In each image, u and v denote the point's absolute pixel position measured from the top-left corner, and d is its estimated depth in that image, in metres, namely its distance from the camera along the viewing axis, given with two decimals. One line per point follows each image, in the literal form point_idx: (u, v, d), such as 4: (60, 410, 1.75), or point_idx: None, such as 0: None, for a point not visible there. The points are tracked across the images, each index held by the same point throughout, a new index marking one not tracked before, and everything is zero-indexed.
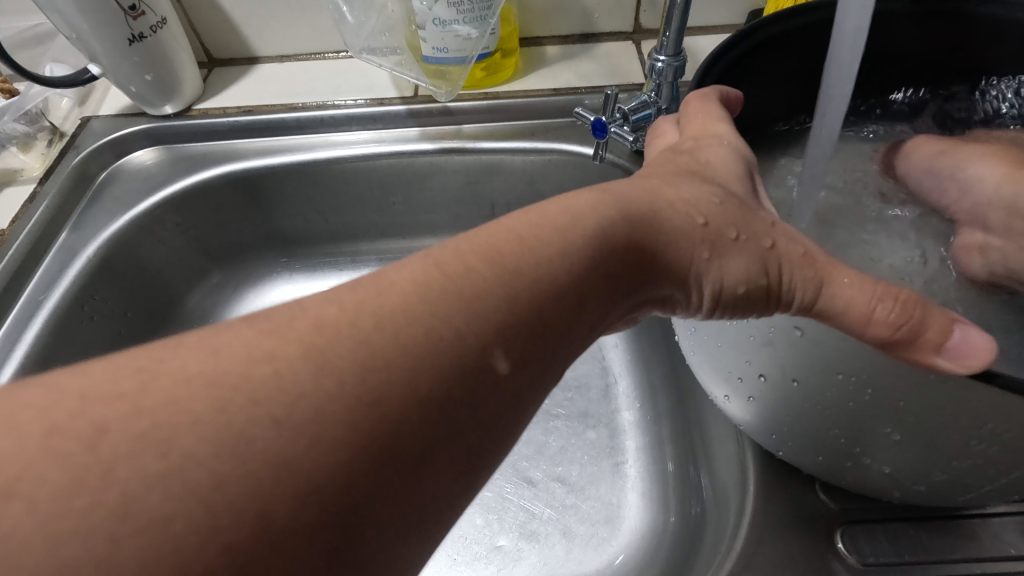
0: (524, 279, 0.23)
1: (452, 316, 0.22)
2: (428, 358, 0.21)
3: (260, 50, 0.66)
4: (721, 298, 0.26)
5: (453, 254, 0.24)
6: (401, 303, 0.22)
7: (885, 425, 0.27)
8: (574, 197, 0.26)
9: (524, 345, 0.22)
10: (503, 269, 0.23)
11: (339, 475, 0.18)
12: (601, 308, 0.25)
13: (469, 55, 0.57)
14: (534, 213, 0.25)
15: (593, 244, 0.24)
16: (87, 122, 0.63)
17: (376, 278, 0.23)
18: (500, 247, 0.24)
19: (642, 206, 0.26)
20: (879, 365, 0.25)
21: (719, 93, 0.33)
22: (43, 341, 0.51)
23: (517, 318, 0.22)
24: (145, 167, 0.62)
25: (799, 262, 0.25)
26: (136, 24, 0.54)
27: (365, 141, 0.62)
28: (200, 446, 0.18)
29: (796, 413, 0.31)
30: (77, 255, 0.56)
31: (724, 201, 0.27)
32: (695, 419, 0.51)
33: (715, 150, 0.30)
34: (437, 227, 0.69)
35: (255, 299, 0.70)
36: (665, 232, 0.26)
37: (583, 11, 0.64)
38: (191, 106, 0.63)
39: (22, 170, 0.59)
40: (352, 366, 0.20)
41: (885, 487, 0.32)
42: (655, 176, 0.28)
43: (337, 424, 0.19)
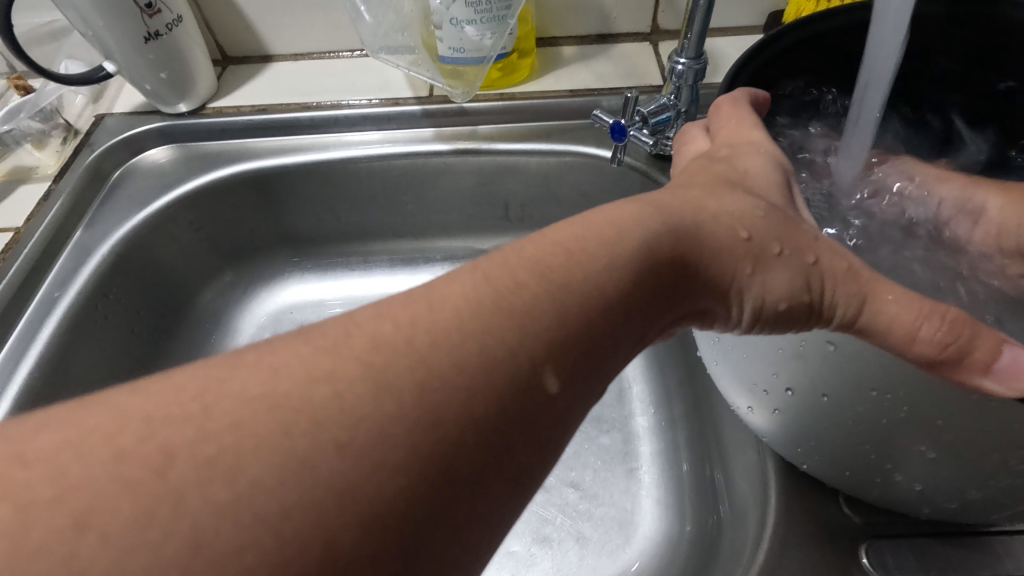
0: (574, 295, 0.22)
1: (505, 333, 0.21)
2: (483, 377, 0.20)
3: (274, 48, 0.66)
4: (762, 315, 0.26)
5: (500, 267, 0.23)
6: (453, 319, 0.21)
7: (919, 443, 0.26)
8: (618, 208, 0.25)
9: (576, 364, 0.22)
10: (554, 284, 0.23)
11: (401, 498, 0.18)
12: (645, 326, 0.24)
13: (486, 55, 0.56)
14: (581, 225, 0.25)
15: (641, 258, 0.24)
16: (101, 120, 0.62)
17: (427, 291, 0.22)
18: (550, 260, 0.23)
19: (689, 220, 0.25)
20: (917, 384, 0.24)
21: (749, 98, 0.32)
22: (59, 340, 0.51)
23: (568, 336, 0.22)
24: (159, 165, 0.62)
25: (841, 278, 0.25)
26: (153, 22, 0.54)
27: (379, 141, 0.62)
28: (241, 461, 0.17)
29: (824, 426, 0.30)
30: (91, 255, 0.55)
31: (768, 214, 0.26)
32: (711, 426, 0.50)
33: (752, 159, 0.29)
34: (450, 228, 0.68)
35: (267, 298, 0.69)
36: (708, 246, 0.25)
37: (600, 11, 0.63)
38: (205, 104, 0.63)
39: (37, 168, 0.59)
40: (398, 384, 0.19)
41: (915, 503, 0.31)
42: (695, 186, 0.28)
43: (394, 445, 0.18)
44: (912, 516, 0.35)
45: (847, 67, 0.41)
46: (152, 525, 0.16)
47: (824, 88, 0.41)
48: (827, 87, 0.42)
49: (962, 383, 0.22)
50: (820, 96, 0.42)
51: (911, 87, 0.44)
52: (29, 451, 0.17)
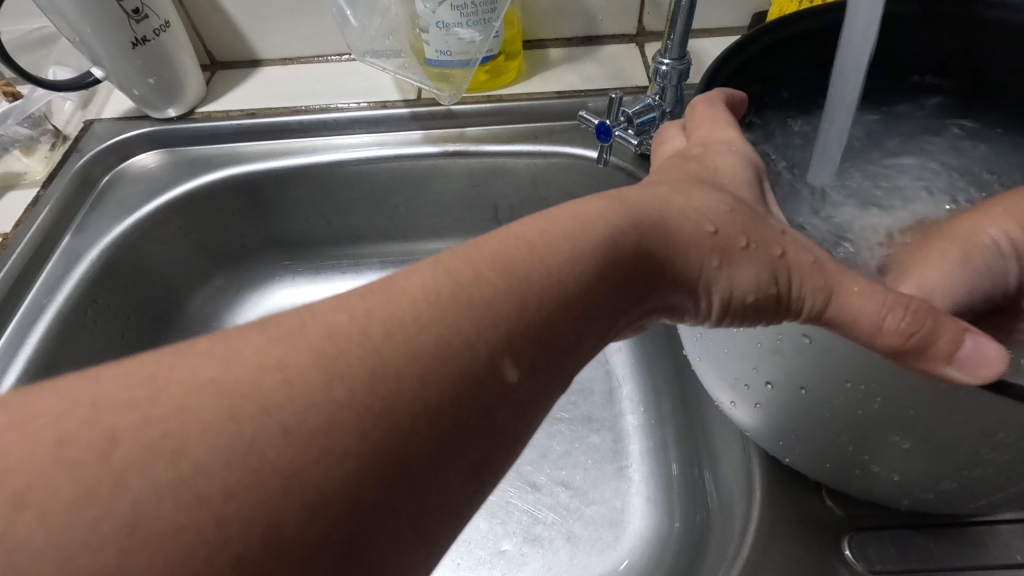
0: (533, 287, 0.23)
1: (463, 324, 0.21)
2: (438, 367, 0.20)
3: (263, 52, 0.66)
4: (731, 306, 0.26)
5: (462, 261, 0.23)
6: (411, 311, 0.21)
7: (894, 434, 0.27)
8: (584, 204, 0.26)
9: (534, 356, 0.22)
10: (514, 277, 0.23)
11: (350, 484, 0.18)
12: (608, 317, 0.25)
13: (472, 57, 0.57)
14: (544, 220, 0.25)
15: (601, 250, 0.24)
16: (90, 125, 0.63)
17: (390, 284, 0.23)
18: (511, 254, 0.24)
19: (651, 213, 0.26)
20: (889, 375, 0.25)
21: (723, 96, 0.33)
22: (47, 345, 0.51)
23: (525, 327, 0.22)
24: (148, 170, 0.62)
25: (808, 271, 0.25)
26: (140, 27, 0.54)
27: (368, 144, 0.62)
28: (193, 448, 0.17)
29: (803, 418, 0.31)
30: (80, 259, 0.56)
31: (733, 209, 0.27)
32: (700, 424, 0.50)
33: (722, 157, 0.30)
34: (440, 230, 0.69)
35: (258, 302, 0.69)
36: (672, 239, 0.26)
37: (586, 14, 0.64)
38: (194, 109, 0.63)
39: (26, 174, 0.59)
40: (353, 372, 0.20)
41: (894, 494, 0.31)
42: (664, 182, 0.28)
43: (344, 431, 0.19)
44: (894, 509, 0.36)
45: (826, 66, 0.41)
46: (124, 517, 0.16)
47: (802, 86, 0.42)
48: (805, 86, 0.42)
49: (927, 371, 0.23)
50: (798, 94, 0.42)
51: (889, 85, 0.44)
52: (3, 445, 0.17)
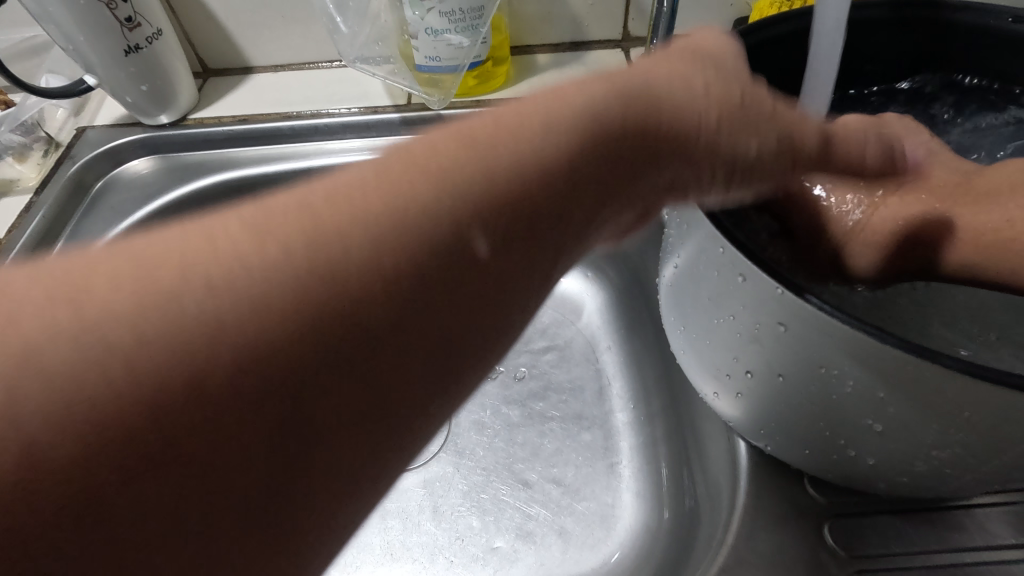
0: (508, 163, 0.23)
1: (436, 197, 0.22)
2: (412, 233, 0.21)
3: (254, 59, 0.67)
4: (739, 164, 0.28)
5: (436, 141, 0.24)
6: (381, 183, 0.22)
7: (866, 416, 0.28)
8: (564, 86, 0.26)
9: (510, 231, 0.23)
10: (489, 155, 0.23)
11: (315, 336, 0.19)
12: (586, 206, 0.25)
13: (461, 63, 0.58)
14: (521, 105, 0.25)
15: (580, 135, 0.25)
16: (82, 132, 0.63)
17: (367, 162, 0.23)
18: (486, 133, 0.24)
19: (638, 100, 0.26)
20: (860, 360, 0.26)
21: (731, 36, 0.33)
22: None
23: (502, 203, 0.23)
24: (141, 176, 0.63)
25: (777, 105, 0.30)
26: (132, 35, 0.55)
27: (359, 149, 0.63)
28: (181, 290, 0.18)
29: (783, 405, 0.32)
30: None
31: (724, 76, 0.29)
32: (688, 419, 0.51)
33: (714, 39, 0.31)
34: None
35: None
36: (667, 97, 0.27)
37: (572, 20, 0.65)
38: (186, 115, 0.64)
39: (18, 180, 0.60)
40: (328, 232, 0.20)
41: (871, 479, 0.32)
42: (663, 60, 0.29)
43: (313, 285, 0.19)
44: (873, 495, 0.37)
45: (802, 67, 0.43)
46: (99, 342, 0.17)
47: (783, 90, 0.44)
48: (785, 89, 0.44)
49: (887, 353, 0.24)
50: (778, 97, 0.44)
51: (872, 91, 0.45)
52: None
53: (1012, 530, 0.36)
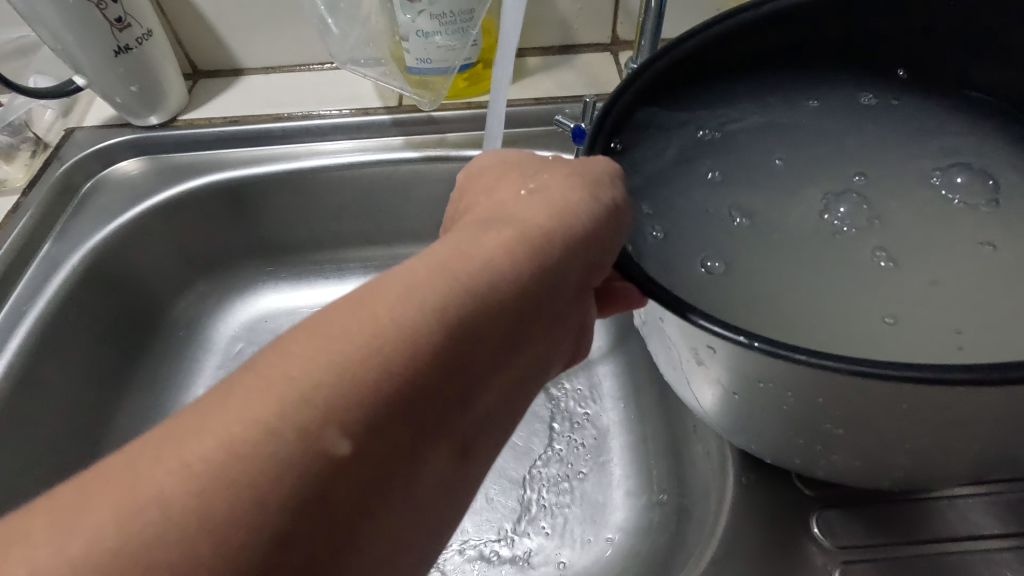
0: (382, 350, 0.23)
1: (384, 353, 0.23)
2: (308, 439, 0.22)
3: (245, 61, 0.68)
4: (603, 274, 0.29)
5: (307, 340, 0.24)
6: (367, 325, 0.24)
7: (824, 423, 0.29)
8: (467, 234, 0.28)
9: (438, 379, 0.24)
10: (343, 354, 0.23)
11: (275, 539, 0.21)
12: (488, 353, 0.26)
13: (451, 65, 0.58)
14: (457, 248, 0.27)
15: (500, 275, 0.26)
16: (71, 133, 0.63)
17: (280, 350, 0.24)
18: (375, 307, 0.24)
19: (502, 217, 0.29)
20: (772, 373, 0.27)
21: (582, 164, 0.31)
22: (27, 352, 0.52)
23: (431, 364, 0.24)
24: (130, 177, 0.63)
25: (615, 216, 0.30)
26: (123, 36, 0.55)
27: (350, 150, 0.63)
28: (231, 492, 0.21)
29: (756, 420, 0.33)
30: (61, 266, 0.56)
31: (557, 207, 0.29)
32: (678, 417, 0.52)
33: (544, 189, 0.30)
34: (421, 233, 0.70)
35: (243, 307, 0.70)
36: (536, 230, 0.28)
37: (562, 23, 0.66)
38: (176, 116, 0.64)
39: (6, 181, 0.59)
40: (246, 450, 0.21)
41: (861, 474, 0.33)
42: (493, 213, 0.30)
43: (235, 511, 0.20)
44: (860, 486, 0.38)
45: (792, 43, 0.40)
46: None
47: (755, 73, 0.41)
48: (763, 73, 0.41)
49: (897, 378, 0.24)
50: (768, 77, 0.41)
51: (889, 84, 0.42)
52: None
53: (994, 523, 0.36)
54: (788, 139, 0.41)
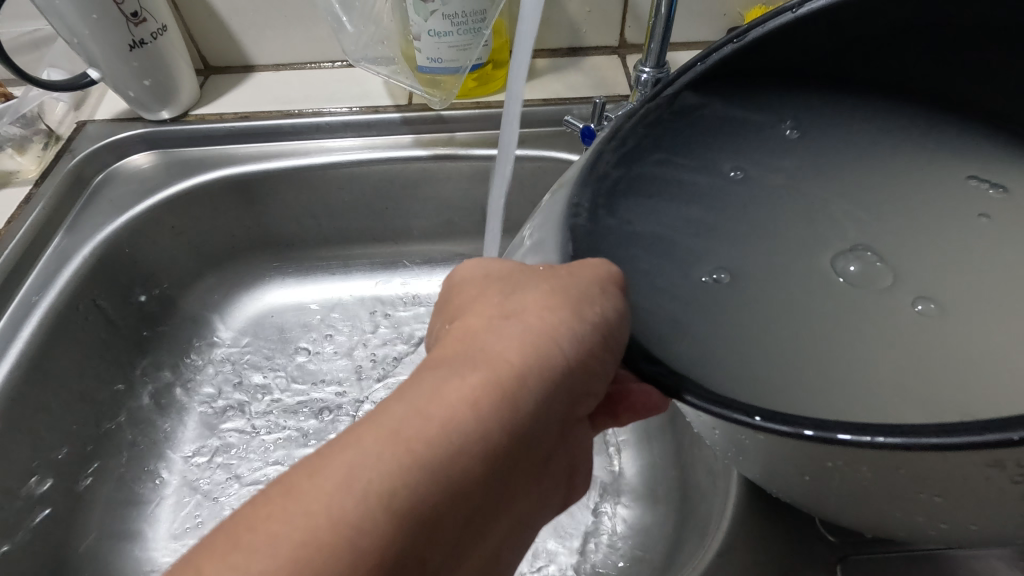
0: (387, 507, 0.24)
1: (388, 508, 0.24)
2: None
3: (256, 58, 0.68)
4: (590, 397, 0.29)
5: (310, 496, 0.24)
6: (373, 481, 0.24)
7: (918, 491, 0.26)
8: (449, 374, 0.27)
9: (446, 526, 0.25)
10: (347, 509, 0.23)
11: None
12: (489, 496, 0.26)
13: (462, 64, 0.59)
14: (440, 394, 0.26)
15: (494, 416, 0.26)
16: (82, 126, 0.63)
17: (281, 505, 0.24)
18: (376, 460, 0.24)
19: (483, 353, 0.28)
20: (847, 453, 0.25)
21: (575, 275, 0.29)
22: (39, 340, 0.51)
23: (436, 513, 0.24)
24: (142, 170, 0.63)
25: (605, 337, 0.29)
26: (138, 30, 0.56)
27: (359, 147, 0.64)
28: None
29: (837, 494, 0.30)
30: (73, 258, 0.56)
31: (542, 338, 0.28)
32: (681, 416, 0.52)
33: (525, 320, 0.29)
34: (428, 231, 0.71)
35: (249, 301, 0.71)
36: (521, 368, 0.27)
37: (570, 26, 0.67)
38: (188, 111, 0.64)
39: (18, 172, 0.59)
40: None
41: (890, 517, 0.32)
42: (473, 343, 0.29)
43: None
44: None
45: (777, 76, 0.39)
46: None
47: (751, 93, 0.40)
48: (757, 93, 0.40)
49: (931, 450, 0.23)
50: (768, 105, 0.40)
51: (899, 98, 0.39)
52: None
53: None
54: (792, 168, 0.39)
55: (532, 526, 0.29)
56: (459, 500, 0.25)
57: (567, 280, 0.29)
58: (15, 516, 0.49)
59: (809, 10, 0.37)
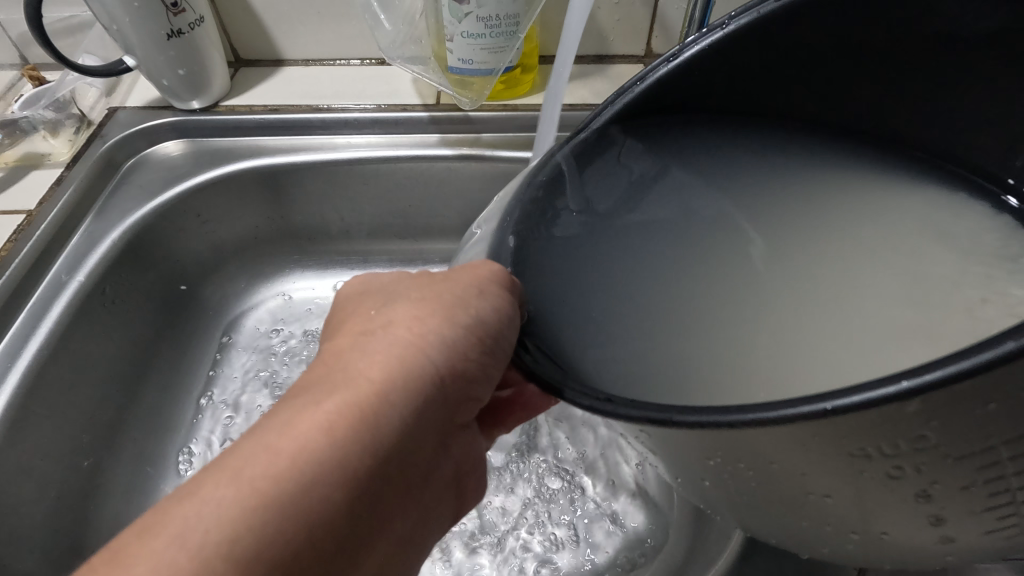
0: (277, 521, 0.25)
1: (277, 520, 0.25)
2: None
3: (287, 53, 0.69)
4: (472, 396, 0.31)
5: (196, 521, 0.25)
6: (256, 500, 0.26)
7: (885, 512, 0.26)
8: (321, 389, 0.29)
9: (344, 526, 0.27)
10: (238, 527, 0.25)
11: None
12: (380, 498, 0.28)
13: (494, 67, 0.60)
14: (316, 407, 0.28)
15: (370, 427, 0.28)
16: (114, 112, 0.64)
17: (162, 530, 0.25)
18: (259, 481, 0.26)
19: (354, 366, 0.29)
20: (815, 472, 0.25)
21: (460, 288, 0.31)
22: (68, 319, 0.52)
23: (329, 518, 0.26)
24: (171, 158, 0.64)
25: (481, 342, 0.31)
26: (177, 20, 0.57)
27: (384, 144, 0.64)
28: None
29: (805, 517, 0.29)
30: (102, 240, 0.57)
31: (412, 349, 0.30)
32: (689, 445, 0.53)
33: (397, 332, 0.30)
34: (449, 230, 0.71)
35: (269, 292, 0.72)
36: (392, 381, 0.29)
37: (598, 34, 0.68)
38: (218, 102, 0.65)
39: (49, 155, 0.60)
40: None
41: (870, 551, 0.31)
42: (342, 357, 0.30)
43: None
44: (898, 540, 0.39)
45: (735, 84, 0.42)
46: None
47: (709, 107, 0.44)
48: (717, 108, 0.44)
49: (843, 449, 0.23)
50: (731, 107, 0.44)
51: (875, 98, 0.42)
52: None
53: None
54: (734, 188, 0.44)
55: (418, 545, 0.31)
56: (352, 501, 0.27)
57: (445, 294, 0.31)
58: (36, 493, 0.49)
59: (738, 25, 0.37)
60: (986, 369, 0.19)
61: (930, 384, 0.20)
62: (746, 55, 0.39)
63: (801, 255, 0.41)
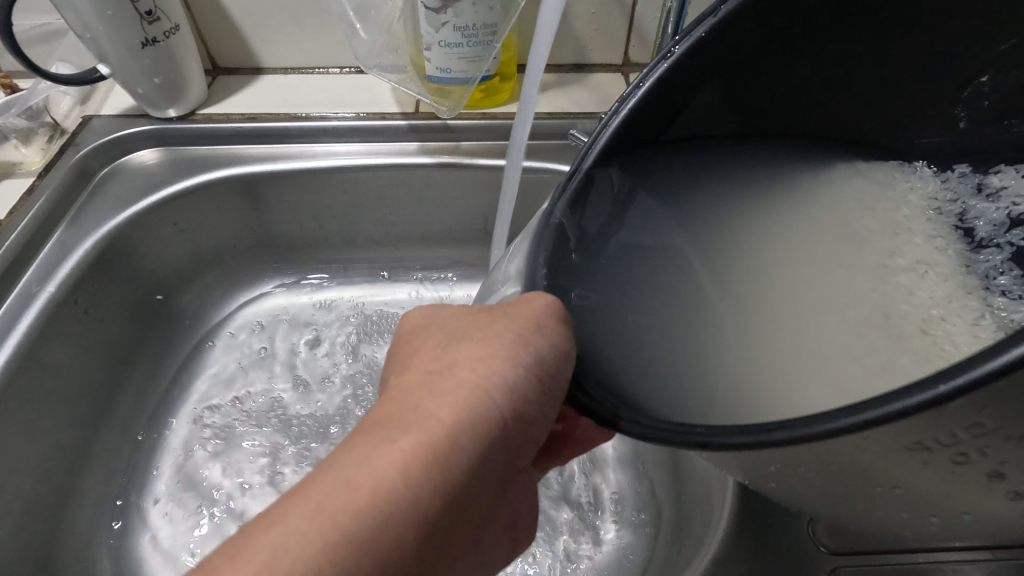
0: (360, 557, 0.25)
1: (361, 554, 0.25)
2: None
3: (265, 61, 0.69)
4: (532, 437, 0.32)
5: (283, 552, 0.24)
6: (342, 533, 0.25)
7: (959, 496, 0.27)
8: (398, 424, 0.29)
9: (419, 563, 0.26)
10: (325, 560, 0.24)
11: None
12: (450, 535, 0.28)
13: (472, 76, 0.60)
14: (394, 441, 0.28)
15: (448, 464, 0.28)
16: (88, 120, 0.63)
17: (245, 559, 0.24)
18: (341, 514, 0.25)
19: (428, 403, 0.29)
20: (878, 466, 0.25)
21: (524, 324, 0.31)
22: (36, 331, 0.51)
23: (409, 555, 0.26)
24: (146, 166, 0.63)
25: (544, 383, 0.31)
26: (152, 28, 0.56)
27: (362, 153, 0.64)
28: None
29: (874, 504, 0.30)
30: (74, 250, 0.56)
31: (482, 388, 0.30)
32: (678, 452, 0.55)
33: (467, 371, 0.31)
34: (429, 237, 0.71)
35: (252, 303, 0.72)
36: (466, 419, 0.29)
37: (577, 42, 0.68)
38: (195, 110, 0.65)
39: (22, 163, 0.59)
40: None
41: (930, 526, 0.31)
42: (413, 393, 0.30)
43: None
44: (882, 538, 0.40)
45: (731, 90, 0.41)
46: None
47: (709, 128, 0.43)
48: (719, 120, 0.43)
49: (899, 445, 0.23)
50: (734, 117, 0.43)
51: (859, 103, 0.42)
52: None
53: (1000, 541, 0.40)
54: (741, 202, 0.44)
55: None
56: (427, 539, 0.27)
57: (507, 333, 0.32)
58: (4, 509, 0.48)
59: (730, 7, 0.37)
60: (1012, 369, 0.19)
61: (960, 390, 0.20)
62: (739, 52, 0.38)
63: (813, 259, 0.41)
